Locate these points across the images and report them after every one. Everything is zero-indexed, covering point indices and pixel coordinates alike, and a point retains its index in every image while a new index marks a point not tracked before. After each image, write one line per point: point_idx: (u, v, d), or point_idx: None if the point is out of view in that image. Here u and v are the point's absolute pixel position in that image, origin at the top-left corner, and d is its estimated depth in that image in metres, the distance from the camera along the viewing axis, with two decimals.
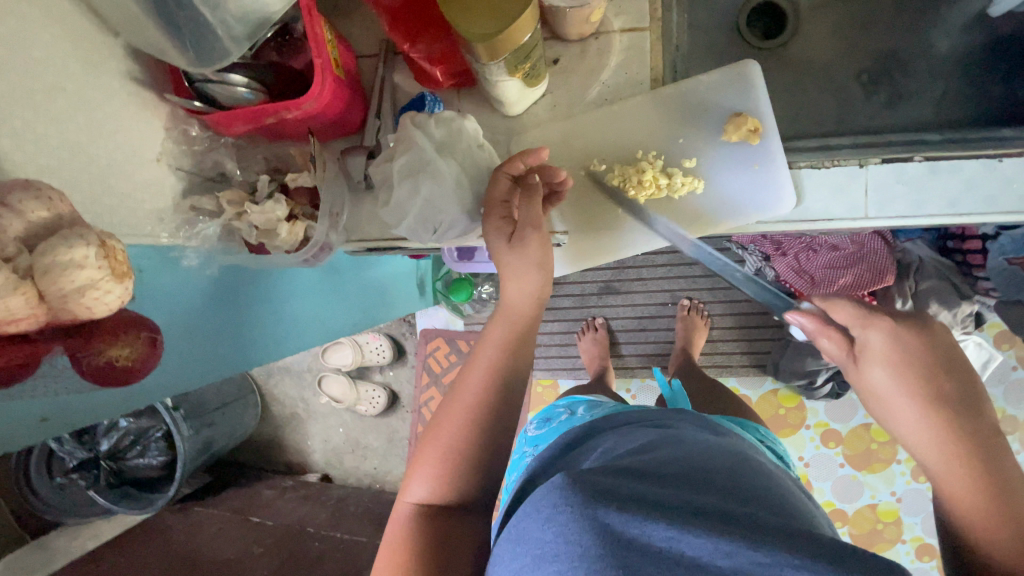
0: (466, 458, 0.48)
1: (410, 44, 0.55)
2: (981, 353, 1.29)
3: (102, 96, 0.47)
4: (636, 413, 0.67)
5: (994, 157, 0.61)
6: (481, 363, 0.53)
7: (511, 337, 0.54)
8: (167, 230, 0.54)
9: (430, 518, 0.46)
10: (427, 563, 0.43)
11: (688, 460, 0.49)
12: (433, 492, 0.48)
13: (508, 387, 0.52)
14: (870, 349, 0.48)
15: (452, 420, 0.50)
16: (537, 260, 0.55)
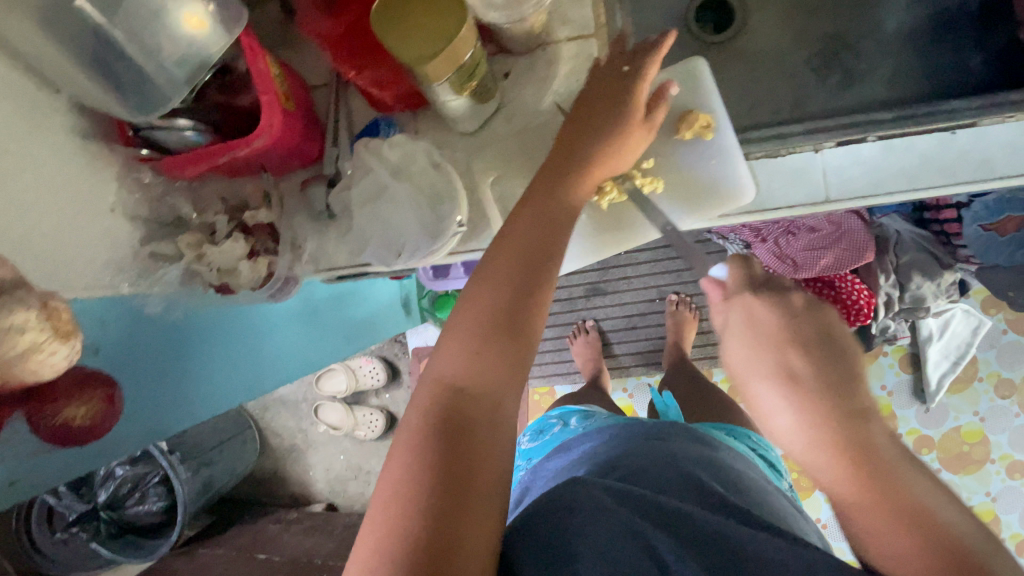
0: (497, 352, 0.46)
1: (356, 73, 0.55)
2: (968, 320, 1.30)
3: (47, 153, 0.47)
4: (629, 425, 0.68)
5: (946, 130, 0.61)
6: (507, 256, 0.49)
7: (546, 218, 0.51)
8: (128, 280, 0.54)
9: (459, 402, 0.43)
10: (453, 444, 0.41)
11: (687, 474, 0.53)
12: (460, 370, 0.45)
13: (541, 289, 0.49)
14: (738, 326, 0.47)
15: (483, 298, 0.47)
16: (561, 164, 0.53)
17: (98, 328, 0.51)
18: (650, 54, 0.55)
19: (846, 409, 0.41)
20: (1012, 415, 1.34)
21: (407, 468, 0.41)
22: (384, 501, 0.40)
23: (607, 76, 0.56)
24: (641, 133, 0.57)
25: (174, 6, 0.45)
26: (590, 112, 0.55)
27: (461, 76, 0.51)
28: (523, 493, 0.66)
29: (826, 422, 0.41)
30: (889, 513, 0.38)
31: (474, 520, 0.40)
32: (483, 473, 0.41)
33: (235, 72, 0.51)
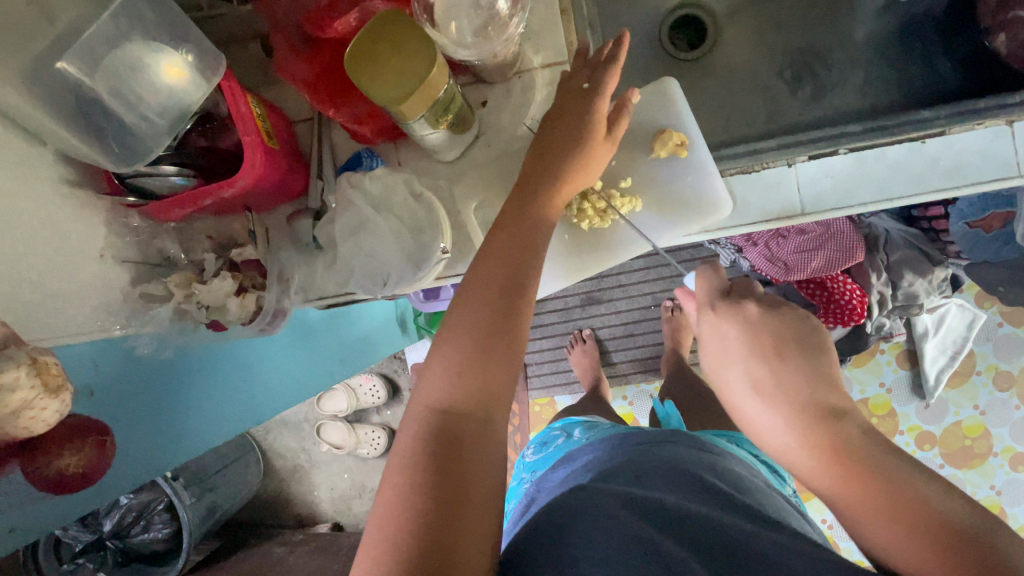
0: (480, 373, 0.46)
1: (335, 110, 0.56)
2: (964, 314, 1.30)
3: (35, 205, 0.48)
4: (636, 433, 0.63)
5: (916, 139, 0.62)
6: (486, 276, 0.50)
7: (520, 242, 0.52)
8: (120, 321, 0.55)
9: (447, 425, 0.44)
10: (437, 473, 0.42)
11: (688, 478, 0.51)
12: (444, 397, 0.45)
13: (522, 306, 0.49)
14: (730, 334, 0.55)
15: (464, 324, 0.48)
16: (536, 183, 0.54)
17: (91, 371, 0.52)
18: (608, 66, 0.56)
19: (812, 406, 0.49)
20: (1011, 407, 1.34)
21: (399, 493, 0.41)
22: (379, 524, 0.41)
23: (570, 93, 0.57)
24: (607, 147, 0.57)
25: (152, 59, 0.47)
26: (554, 128, 0.56)
27: (435, 112, 0.52)
28: (528, 506, 0.64)
29: (793, 420, 0.49)
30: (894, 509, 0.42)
31: (466, 537, 0.40)
32: (474, 491, 0.42)
33: (218, 118, 0.53)
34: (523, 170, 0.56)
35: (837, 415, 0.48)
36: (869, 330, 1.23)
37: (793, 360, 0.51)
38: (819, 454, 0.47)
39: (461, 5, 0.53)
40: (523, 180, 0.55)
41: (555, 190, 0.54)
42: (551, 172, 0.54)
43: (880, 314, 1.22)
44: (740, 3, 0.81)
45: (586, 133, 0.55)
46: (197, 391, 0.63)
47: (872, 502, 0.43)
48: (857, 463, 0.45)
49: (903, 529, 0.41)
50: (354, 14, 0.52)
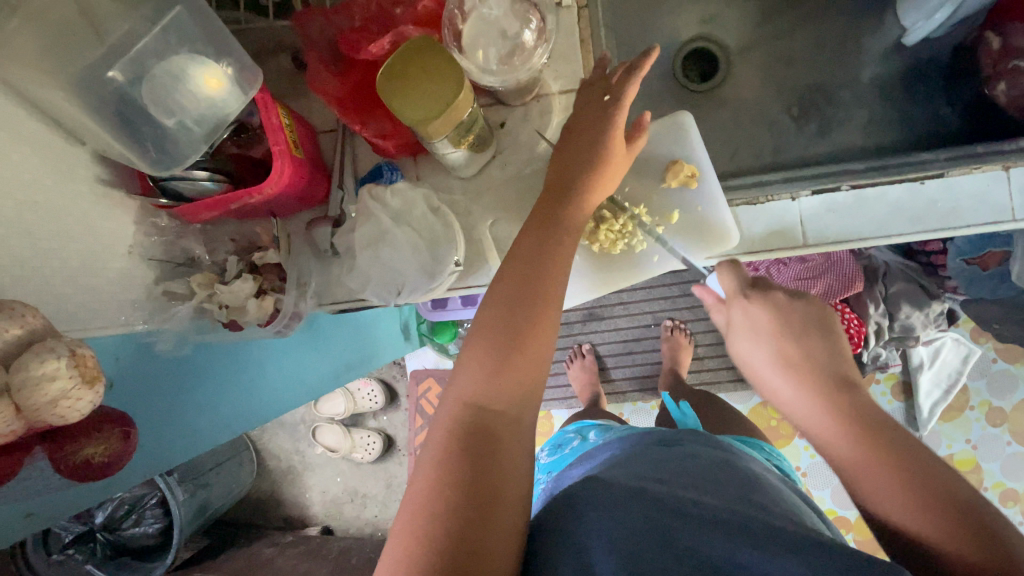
0: (511, 369, 0.48)
1: (362, 125, 0.59)
2: (959, 349, 1.32)
3: (74, 202, 0.51)
4: (647, 433, 0.67)
5: (915, 180, 0.65)
6: (511, 277, 0.52)
7: (544, 241, 0.54)
8: (142, 318, 0.57)
9: (480, 418, 0.46)
10: (471, 463, 0.43)
11: (700, 476, 0.53)
12: (474, 391, 0.47)
13: (552, 306, 0.52)
14: (756, 320, 0.64)
15: (493, 321, 0.50)
16: (556, 184, 0.57)
17: (113, 364, 0.53)
18: (630, 79, 0.58)
19: (834, 378, 0.57)
20: (1003, 443, 1.35)
21: (432, 482, 0.43)
22: (410, 515, 0.42)
23: (591, 106, 0.59)
24: (624, 158, 0.59)
25: (192, 70, 0.49)
26: (576, 141, 0.58)
27: (458, 132, 0.55)
28: (547, 498, 0.67)
29: (811, 388, 0.57)
30: (904, 462, 0.49)
31: (494, 531, 0.41)
32: (506, 485, 0.43)
33: (250, 128, 0.56)
34: (551, 178, 0.58)
35: (852, 387, 0.56)
36: (865, 359, 1.25)
37: (811, 338, 0.61)
38: (857, 438, 0.52)
39: (489, 34, 0.56)
40: (549, 189, 0.57)
41: (579, 198, 0.56)
42: (576, 182, 0.56)
43: (877, 344, 1.23)
44: (753, 39, 0.84)
45: (603, 143, 0.57)
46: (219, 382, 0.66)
47: (900, 486, 0.48)
48: (877, 428, 0.52)
49: (917, 500, 0.46)
50: (387, 38, 0.55)
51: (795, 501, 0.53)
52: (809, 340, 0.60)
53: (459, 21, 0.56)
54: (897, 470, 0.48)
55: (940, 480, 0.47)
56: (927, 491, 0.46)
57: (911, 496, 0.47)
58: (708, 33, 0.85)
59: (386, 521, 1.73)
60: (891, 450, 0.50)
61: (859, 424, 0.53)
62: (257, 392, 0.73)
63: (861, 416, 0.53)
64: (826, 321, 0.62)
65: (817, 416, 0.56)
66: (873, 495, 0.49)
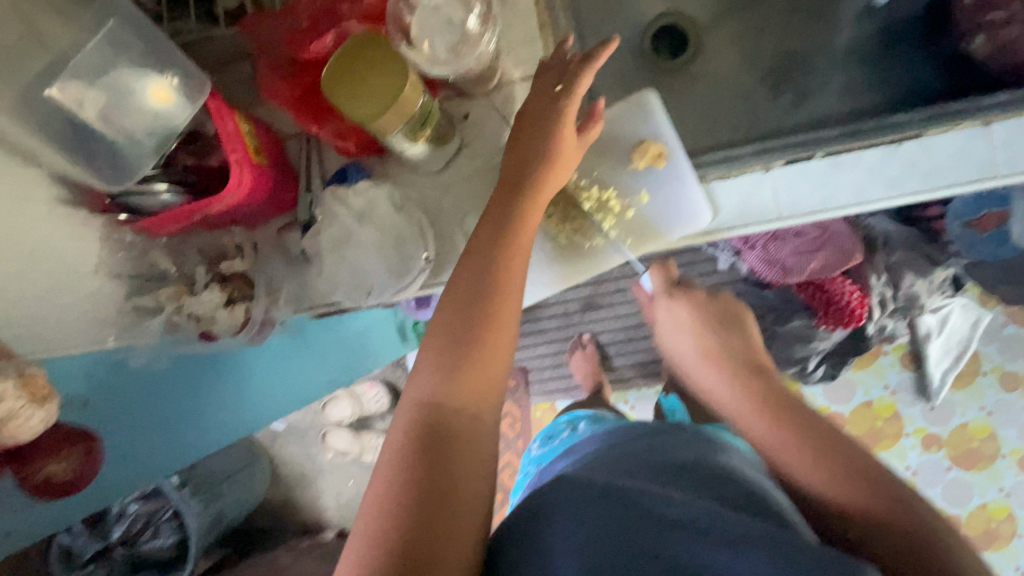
0: (468, 367, 0.47)
1: (319, 126, 0.58)
2: (968, 314, 1.28)
3: (33, 224, 0.51)
4: (635, 427, 0.65)
5: (892, 143, 0.63)
6: (468, 276, 0.51)
7: (499, 238, 0.53)
8: (113, 334, 0.59)
9: (437, 418, 0.45)
10: (425, 465, 0.43)
11: (675, 468, 0.52)
12: (430, 391, 0.47)
13: (509, 302, 0.51)
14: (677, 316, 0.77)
15: (449, 321, 0.50)
16: (511, 178, 0.56)
17: (84, 382, 0.58)
18: (585, 67, 0.57)
19: (746, 366, 0.67)
20: (1018, 408, 1.32)
21: (388, 483, 0.42)
22: (365, 517, 0.41)
23: (540, 96, 0.58)
24: (578, 148, 0.59)
25: (139, 84, 0.50)
26: (530, 134, 0.57)
27: (412, 127, 0.54)
28: (532, 491, 0.67)
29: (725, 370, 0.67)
30: (839, 458, 0.52)
31: (449, 533, 0.41)
32: (462, 485, 0.43)
33: (204, 137, 0.55)
34: (507, 174, 0.57)
35: (762, 373, 0.66)
36: (870, 332, 1.21)
37: (731, 335, 0.72)
38: (757, 411, 0.60)
39: (437, 26, 0.55)
40: (505, 182, 0.56)
41: (533, 191, 0.55)
42: (531, 174, 0.56)
43: (883, 316, 1.19)
44: (722, 11, 0.82)
45: (557, 134, 0.56)
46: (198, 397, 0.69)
47: (817, 460, 0.52)
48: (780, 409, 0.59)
49: (836, 475, 0.50)
50: (331, 36, 0.55)
51: (775, 493, 0.51)
52: (720, 334, 0.72)
53: (406, 14, 0.55)
54: (803, 444, 0.54)
55: (863, 464, 0.51)
56: (843, 462, 0.51)
57: (821, 468, 0.51)
58: (677, 8, 0.83)
59: None
60: (800, 437, 0.55)
61: (770, 402, 0.60)
62: (241, 403, 0.73)
63: (779, 401, 0.61)
64: (741, 318, 0.74)
65: (732, 399, 0.64)
66: (785, 455, 0.54)
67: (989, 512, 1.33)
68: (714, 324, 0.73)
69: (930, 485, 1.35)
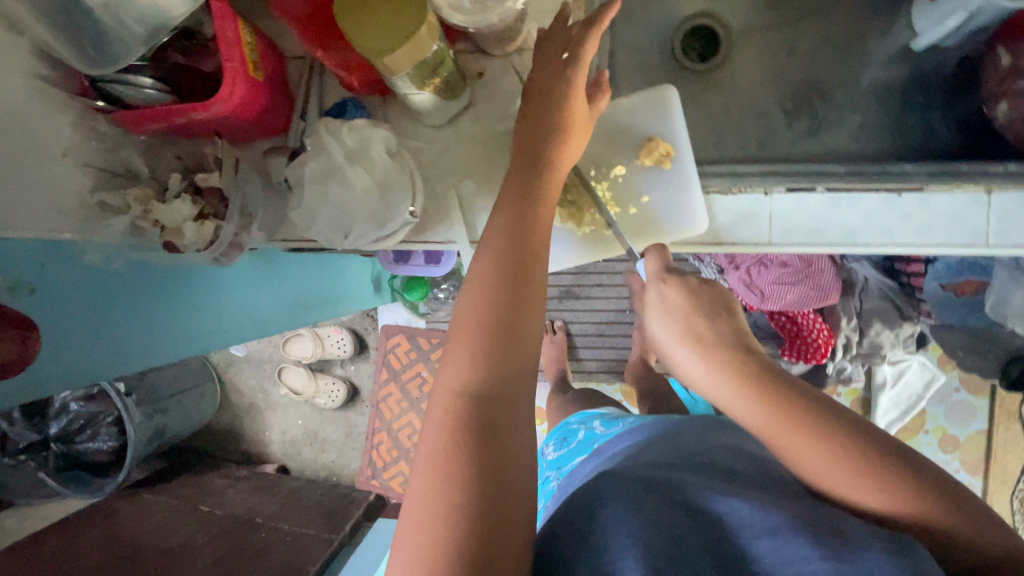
0: (505, 351, 0.45)
1: (324, 51, 0.56)
2: (923, 373, 1.35)
3: (3, 92, 0.47)
4: (660, 424, 0.66)
5: (894, 192, 0.63)
6: (501, 248, 0.49)
7: (529, 209, 0.51)
8: (71, 227, 0.54)
9: (478, 406, 0.43)
10: (477, 454, 0.41)
11: (692, 465, 0.51)
12: (468, 378, 0.44)
13: (540, 274, 0.50)
14: (666, 299, 0.56)
15: (478, 295, 0.47)
16: (524, 150, 0.54)
17: (33, 268, 0.51)
18: (587, 32, 0.55)
19: (738, 349, 0.50)
20: (950, 469, 1.37)
21: (436, 483, 0.40)
22: (416, 519, 0.40)
23: (549, 64, 0.56)
24: (586, 116, 0.58)
25: None
26: (539, 107, 0.55)
27: (421, 73, 0.52)
28: (560, 495, 0.67)
29: (718, 362, 0.50)
30: (879, 452, 0.43)
31: (513, 522, 0.40)
32: (512, 477, 0.41)
33: (197, 37, 0.53)
34: (517, 146, 0.55)
35: (754, 353, 0.50)
36: (829, 371, 1.26)
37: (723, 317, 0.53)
38: (769, 412, 0.46)
39: None
40: (518, 155, 0.55)
41: (554, 165, 0.54)
42: (547, 152, 0.54)
43: (842, 359, 1.23)
44: (758, 24, 0.80)
45: (566, 107, 0.55)
46: (161, 311, 0.65)
47: (869, 475, 0.43)
48: (772, 395, 0.46)
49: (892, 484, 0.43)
50: None
51: None
52: (714, 321, 0.53)
53: None
54: (842, 459, 0.44)
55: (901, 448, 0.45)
56: (887, 458, 0.43)
57: (867, 478, 0.43)
58: (714, 10, 0.81)
59: (341, 467, 1.74)
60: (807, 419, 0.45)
61: (762, 388, 0.47)
62: (212, 318, 0.72)
63: (767, 377, 0.48)
64: (734, 302, 0.55)
65: (721, 388, 0.49)
66: (805, 463, 0.45)
67: None
68: (711, 309, 0.53)
69: None
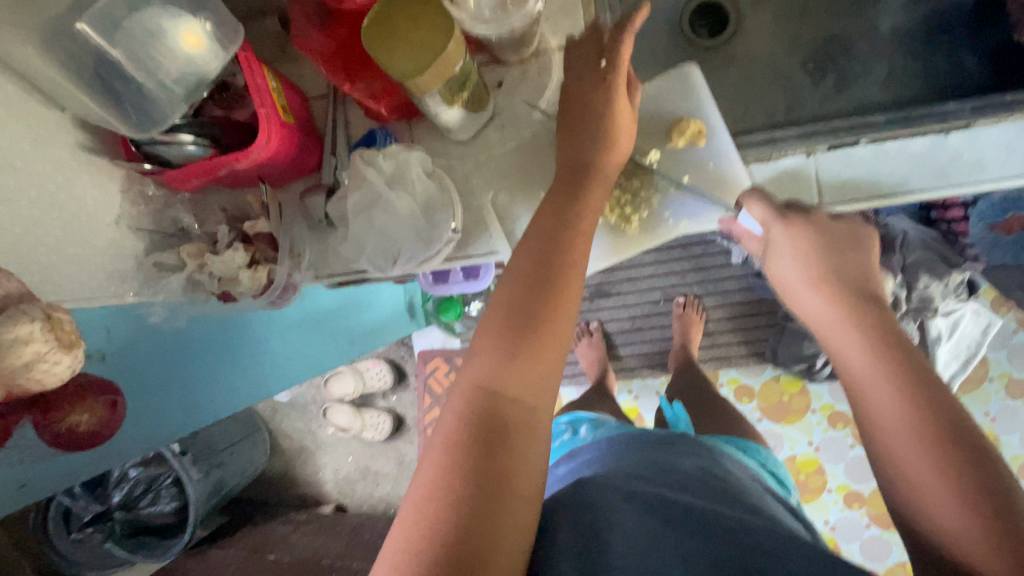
0: (528, 353, 0.44)
1: (351, 84, 0.57)
2: (978, 320, 1.23)
3: (55, 169, 0.49)
4: (635, 433, 0.67)
5: (940, 132, 0.60)
6: (528, 256, 0.48)
7: (557, 225, 0.50)
8: (133, 288, 0.57)
9: (492, 403, 0.42)
10: (485, 454, 0.40)
11: (678, 479, 0.53)
12: (487, 375, 0.43)
13: (572, 288, 0.48)
14: (791, 239, 0.59)
15: (506, 300, 0.46)
16: (569, 165, 0.54)
17: (104, 337, 0.53)
18: (621, 36, 0.55)
19: (858, 297, 0.53)
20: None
21: (444, 472, 0.39)
22: (416, 508, 0.39)
23: (585, 70, 0.57)
24: (631, 117, 0.57)
25: (170, 27, 0.48)
26: (581, 116, 0.55)
27: (450, 89, 0.52)
28: None
29: (841, 302, 0.53)
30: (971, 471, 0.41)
31: (508, 530, 0.38)
32: (518, 478, 0.40)
33: (234, 88, 0.55)
34: (564, 157, 0.55)
35: (880, 304, 0.52)
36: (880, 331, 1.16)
37: (848, 255, 0.57)
38: (874, 368, 0.47)
39: None
40: (563, 169, 0.54)
41: (594, 176, 0.54)
42: (591, 161, 0.54)
43: (893, 317, 1.14)
44: None
45: (609, 111, 0.55)
46: (204, 368, 0.66)
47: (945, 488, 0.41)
48: (894, 361, 0.47)
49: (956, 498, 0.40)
50: None
51: (778, 509, 0.54)
52: (845, 258, 0.57)
53: None
54: (927, 438, 0.42)
55: (994, 487, 0.40)
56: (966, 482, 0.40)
57: (948, 486, 0.41)
58: None
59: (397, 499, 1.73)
60: (904, 391, 0.45)
61: (891, 353, 0.47)
62: (251, 368, 0.73)
63: (889, 338, 0.49)
64: (863, 239, 0.59)
65: (833, 326, 0.52)
66: (879, 410, 0.45)
67: None
68: (841, 251, 0.57)
69: None
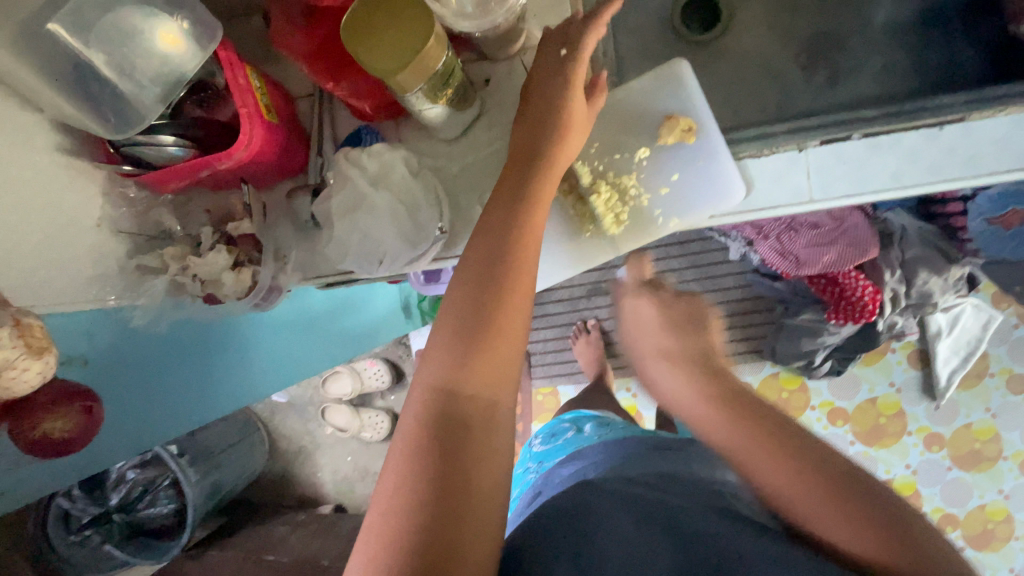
0: (483, 353, 0.43)
1: (334, 84, 0.57)
2: (979, 315, 1.22)
3: (32, 172, 0.48)
4: (636, 436, 0.67)
5: (934, 126, 0.59)
6: (484, 252, 0.47)
7: (512, 217, 0.48)
8: (114, 292, 0.56)
9: (450, 407, 0.41)
10: (439, 458, 0.39)
11: (667, 484, 0.52)
12: (443, 378, 0.42)
13: (527, 283, 0.46)
14: (646, 311, 0.68)
15: (456, 302, 0.45)
16: (521, 155, 0.52)
17: (83, 342, 0.54)
18: (587, 27, 0.54)
19: (710, 367, 0.59)
20: None
21: (404, 479, 0.38)
22: (379, 515, 0.38)
23: (547, 63, 0.55)
24: (586, 112, 0.55)
25: (147, 26, 0.47)
26: (541, 109, 0.53)
27: (432, 86, 0.51)
28: (533, 495, 0.65)
29: (682, 375, 0.59)
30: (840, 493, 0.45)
31: (471, 535, 0.37)
32: (477, 482, 0.39)
33: (213, 87, 0.54)
34: (516, 147, 0.53)
35: (724, 375, 0.58)
36: (880, 328, 1.15)
37: (694, 334, 0.64)
38: (740, 428, 0.51)
39: None
40: (512, 159, 0.52)
41: (552, 168, 0.52)
42: (544, 151, 0.52)
43: (891, 313, 1.13)
44: None
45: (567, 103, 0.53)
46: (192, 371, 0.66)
47: (830, 513, 0.44)
48: (755, 418, 0.51)
49: (843, 521, 0.44)
50: None
51: None
52: (688, 332, 0.64)
53: None
54: (795, 464, 0.47)
55: (866, 498, 0.44)
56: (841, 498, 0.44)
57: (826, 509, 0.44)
58: None
59: None
60: (771, 435, 0.49)
61: (735, 403, 0.53)
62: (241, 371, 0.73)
63: (734, 399, 0.54)
64: (706, 317, 0.66)
65: (688, 391, 0.57)
66: (772, 484, 0.47)
67: (987, 514, 1.25)
68: (685, 325, 0.65)
69: (929, 486, 1.27)
